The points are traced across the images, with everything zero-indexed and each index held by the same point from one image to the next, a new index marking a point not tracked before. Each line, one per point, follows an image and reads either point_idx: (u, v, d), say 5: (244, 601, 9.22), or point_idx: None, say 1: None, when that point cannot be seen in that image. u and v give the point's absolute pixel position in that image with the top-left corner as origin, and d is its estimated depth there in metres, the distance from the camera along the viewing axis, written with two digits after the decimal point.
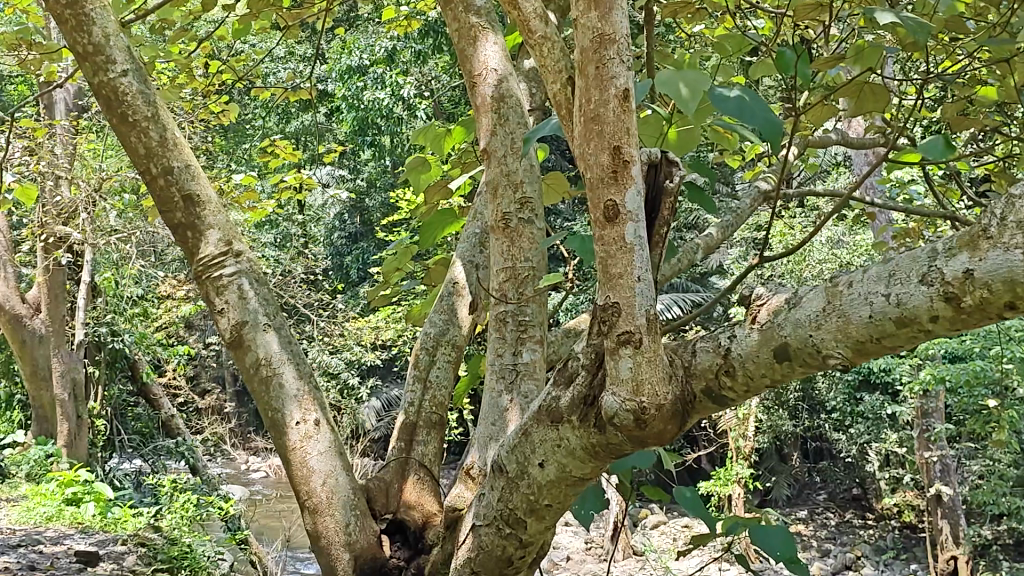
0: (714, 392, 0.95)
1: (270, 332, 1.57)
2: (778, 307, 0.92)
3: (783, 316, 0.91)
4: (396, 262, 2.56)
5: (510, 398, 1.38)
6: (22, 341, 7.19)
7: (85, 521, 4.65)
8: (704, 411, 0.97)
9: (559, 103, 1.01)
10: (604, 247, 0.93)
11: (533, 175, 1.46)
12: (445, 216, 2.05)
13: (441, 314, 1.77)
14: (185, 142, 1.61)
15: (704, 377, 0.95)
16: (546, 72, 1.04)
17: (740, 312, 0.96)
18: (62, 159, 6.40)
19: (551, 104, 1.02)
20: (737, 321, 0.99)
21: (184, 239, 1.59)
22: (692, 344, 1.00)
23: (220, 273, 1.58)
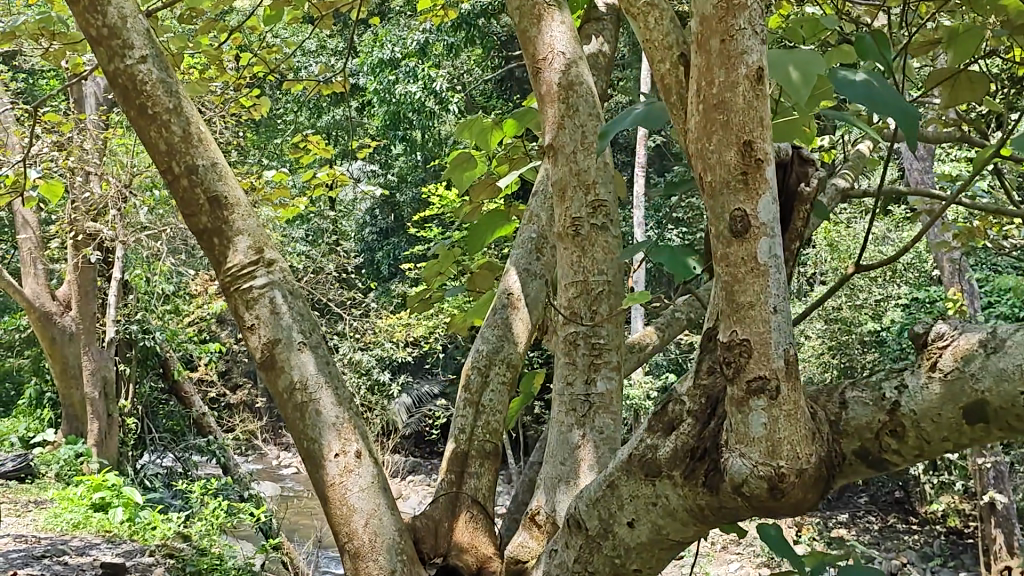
0: (870, 453, 0.86)
1: (305, 351, 1.39)
2: (967, 351, 0.81)
3: (975, 364, 0.80)
4: (439, 266, 2.39)
5: (582, 433, 1.20)
6: (52, 338, 7.13)
7: (115, 529, 4.57)
8: (854, 473, 0.88)
9: (667, 85, 0.88)
10: (728, 271, 0.74)
11: (607, 175, 1.26)
12: (496, 218, 1.88)
13: (494, 329, 1.59)
14: (211, 139, 1.43)
15: (860, 435, 0.86)
16: (653, 46, 0.92)
17: (914, 355, 0.85)
18: (92, 154, 6.30)
19: (658, 84, 0.90)
20: (901, 367, 0.89)
21: (209, 246, 1.41)
22: (841, 390, 0.91)
23: (250, 285, 1.40)
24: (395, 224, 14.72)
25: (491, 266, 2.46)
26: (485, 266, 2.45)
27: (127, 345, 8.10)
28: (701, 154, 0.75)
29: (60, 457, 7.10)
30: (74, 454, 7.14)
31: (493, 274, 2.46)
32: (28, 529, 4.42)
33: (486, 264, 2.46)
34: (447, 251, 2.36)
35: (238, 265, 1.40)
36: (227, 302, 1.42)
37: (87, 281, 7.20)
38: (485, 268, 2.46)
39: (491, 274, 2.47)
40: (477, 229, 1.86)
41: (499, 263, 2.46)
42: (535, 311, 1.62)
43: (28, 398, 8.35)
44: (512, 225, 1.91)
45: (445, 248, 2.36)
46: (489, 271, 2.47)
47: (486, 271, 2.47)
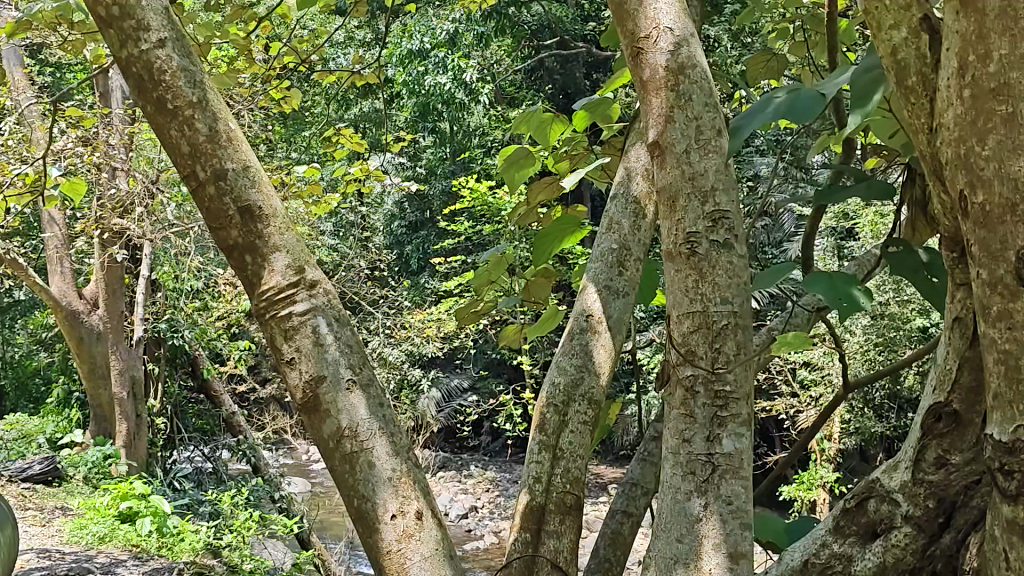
0: None
1: (355, 393, 1.17)
2: None
3: None
4: (489, 271, 2.18)
5: (704, 503, 0.95)
6: (79, 338, 7.02)
7: (144, 543, 4.49)
8: None
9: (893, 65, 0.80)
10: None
11: (731, 181, 1.02)
12: (568, 221, 1.62)
13: (571, 359, 1.35)
14: (241, 138, 1.21)
15: None
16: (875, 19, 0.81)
17: None
18: (117, 150, 6.15)
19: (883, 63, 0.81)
20: None
21: (241, 266, 1.19)
22: None
23: (288, 313, 1.17)
24: (423, 217, 14.57)
25: (546, 274, 2.21)
26: (539, 274, 2.21)
27: (156, 344, 7.98)
28: (969, 162, 0.71)
29: (88, 459, 7.00)
30: (102, 456, 7.04)
31: (548, 282, 2.22)
32: (53, 543, 4.37)
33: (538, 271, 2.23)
34: (499, 254, 2.14)
35: (273, 288, 1.18)
36: (264, 332, 1.20)
37: (114, 279, 7.05)
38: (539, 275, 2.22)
39: (547, 282, 2.22)
40: (543, 237, 1.62)
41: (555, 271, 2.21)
42: (618, 335, 1.38)
43: (56, 398, 8.25)
44: (582, 234, 1.64)
45: (497, 251, 2.15)
46: (543, 278, 2.22)
47: (541, 279, 2.22)
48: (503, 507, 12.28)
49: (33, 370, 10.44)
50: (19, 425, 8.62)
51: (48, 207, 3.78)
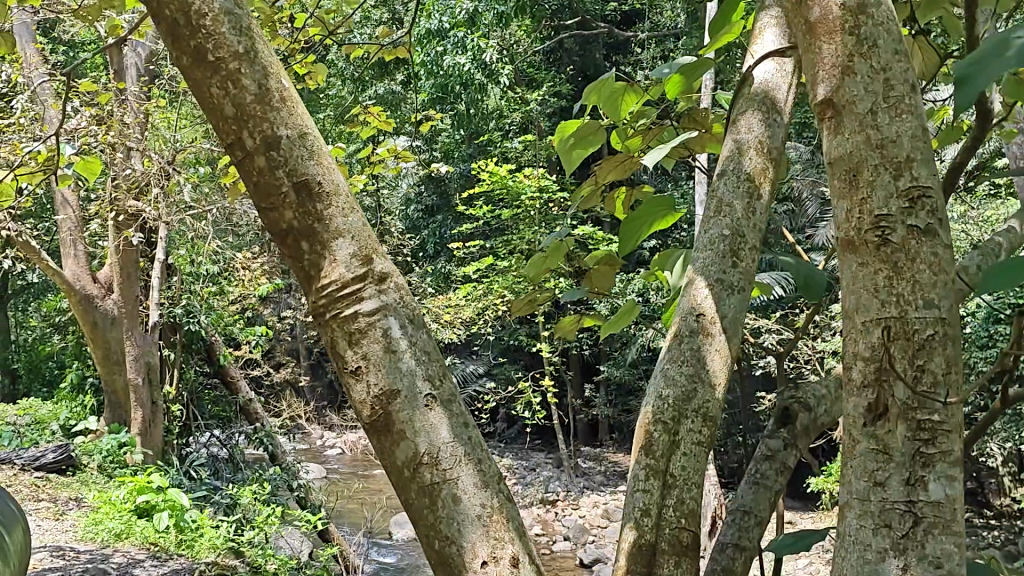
0: None
1: (436, 410, 0.96)
2: None
3: None
4: (548, 259, 1.93)
5: (905, 566, 0.73)
6: (93, 324, 6.82)
7: (161, 541, 4.37)
8: None
9: None
10: None
11: (929, 150, 0.80)
12: (662, 201, 1.39)
13: (682, 366, 1.13)
14: (298, 99, 1.00)
15: None
16: None
17: None
18: (133, 129, 5.97)
19: None
20: None
21: (297, 255, 0.98)
22: None
23: (355, 313, 0.96)
24: (440, 201, 14.38)
25: (609, 257, 1.99)
26: (605, 257, 1.98)
27: (171, 330, 7.81)
28: None
29: (102, 447, 6.86)
30: (117, 444, 6.90)
31: (613, 265, 2.00)
32: (67, 539, 4.24)
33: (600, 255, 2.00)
34: (560, 241, 1.89)
35: (332, 278, 0.97)
36: (321, 335, 0.99)
37: (129, 263, 6.85)
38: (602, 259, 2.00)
39: (612, 265, 2.00)
40: (631, 221, 1.39)
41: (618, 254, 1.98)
42: (733, 340, 1.17)
43: (70, 383, 8.09)
44: (676, 217, 1.42)
45: (559, 238, 1.89)
46: (606, 262, 2.00)
47: (605, 262, 2.00)
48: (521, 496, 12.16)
49: (46, 353, 10.32)
50: (32, 411, 8.49)
51: (62, 186, 3.60)
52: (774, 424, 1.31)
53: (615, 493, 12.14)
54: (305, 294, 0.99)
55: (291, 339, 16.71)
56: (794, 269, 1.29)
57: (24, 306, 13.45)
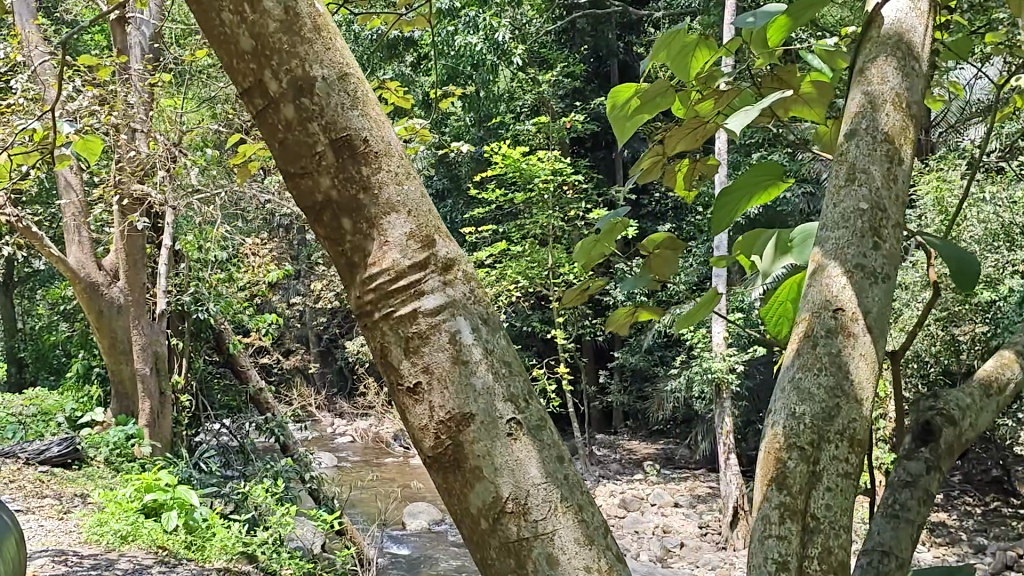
0: None
1: (523, 441, 0.72)
2: None
3: None
4: (601, 242, 1.66)
5: None
6: (99, 312, 6.57)
7: (170, 545, 4.23)
8: None
9: None
10: None
11: None
12: (767, 168, 1.14)
13: (819, 376, 0.89)
14: (332, 30, 0.76)
15: None
16: None
17: None
18: (137, 110, 5.75)
19: None
20: None
21: (338, 236, 0.75)
22: None
23: (415, 313, 0.73)
24: (452, 185, 14.13)
25: (666, 240, 1.71)
26: (662, 241, 1.71)
27: (179, 318, 7.58)
28: None
29: (108, 439, 6.67)
30: (124, 436, 6.71)
31: (671, 250, 1.72)
32: (72, 542, 4.10)
33: (652, 241, 1.73)
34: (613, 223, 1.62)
35: (379, 265, 0.74)
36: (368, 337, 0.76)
37: (135, 248, 6.62)
38: (657, 242, 1.73)
39: (670, 250, 1.72)
40: (729, 192, 1.14)
41: (677, 236, 1.71)
42: (878, 343, 0.93)
43: (76, 374, 7.90)
44: (781, 189, 1.17)
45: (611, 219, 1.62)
46: (664, 246, 1.72)
47: (662, 247, 1.73)
48: None
49: (52, 342, 10.15)
50: (38, 401, 8.32)
51: (61, 168, 3.38)
52: (911, 443, 1.07)
53: (631, 481, 11.94)
54: (347, 286, 0.76)
55: (301, 326, 16.57)
56: (939, 252, 1.05)
57: (31, 294, 13.30)
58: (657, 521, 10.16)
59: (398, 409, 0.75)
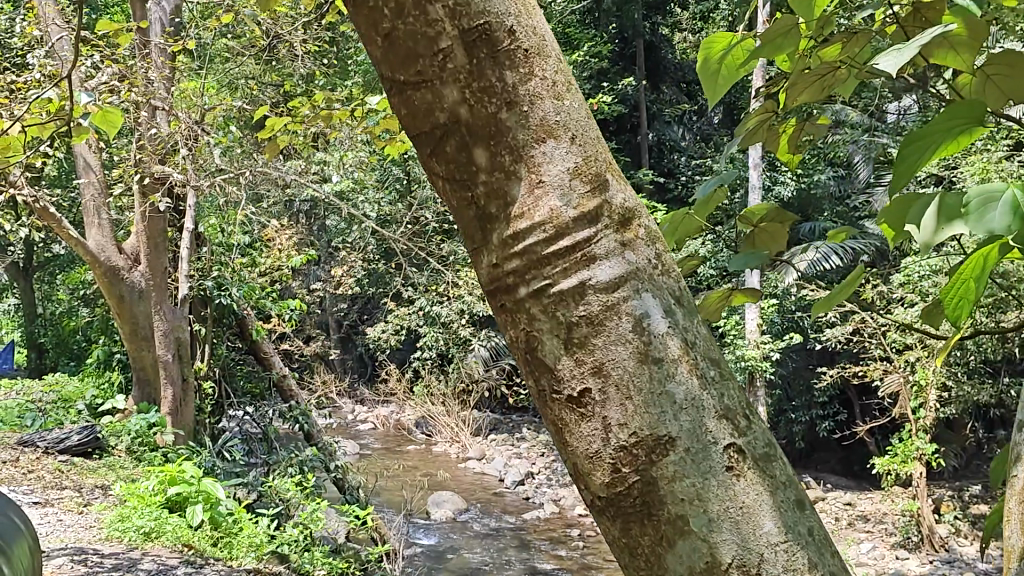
0: None
1: (748, 478, 0.67)
2: None
3: None
4: (696, 215, 1.34)
5: None
6: (119, 297, 6.39)
7: (197, 543, 4.05)
8: None
9: None
10: None
11: None
12: (964, 109, 0.81)
13: None
14: None
15: None
16: None
17: None
18: (158, 87, 5.55)
19: None
20: None
21: (482, 181, 0.71)
22: None
23: (577, 284, 0.68)
24: None
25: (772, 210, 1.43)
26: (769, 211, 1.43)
27: (202, 303, 7.39)
28: None
29: (130, 428, 6.49)
30: (146, 425, 6.52)
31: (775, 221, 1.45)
32: (91, 539, 3.93)
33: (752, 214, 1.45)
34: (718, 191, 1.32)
35: (532, 211, 0.69)
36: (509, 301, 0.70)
37: (156, 231, 6.49)
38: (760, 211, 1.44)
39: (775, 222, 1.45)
40: (905, 146, 0.83)
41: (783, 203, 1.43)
42: None
43: (96, 360, 7.71)
44: (981, 136, 0.84)
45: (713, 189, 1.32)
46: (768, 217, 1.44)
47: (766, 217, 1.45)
48: (561, 474, 11.85)
49: (72, 328, 10.01)
50: (58, 388, 8.17)
51: (77, 142, 3.16)
52: None
53: None
54: (487, 237, 0.71)
55: (321, 312, 16.41)
56: None
57: (50, 278, 13.15)
58: None
59: (559, 420, 0.70)
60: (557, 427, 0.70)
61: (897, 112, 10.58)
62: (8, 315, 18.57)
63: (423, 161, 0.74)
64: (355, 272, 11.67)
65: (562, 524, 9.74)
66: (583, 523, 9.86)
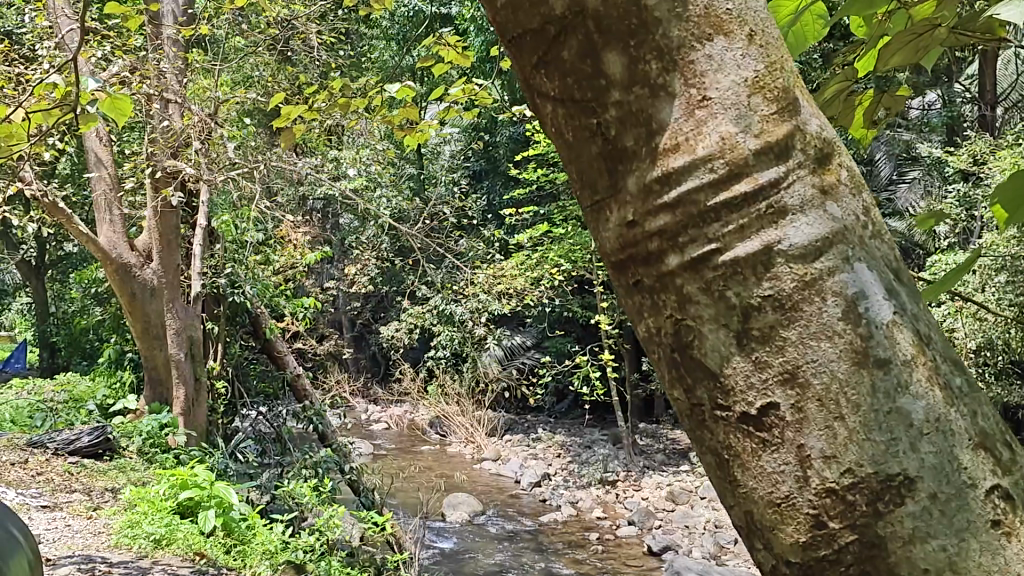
0: None
1: (1022, 538, 0.62)
2: None
3: None
4: None
5: None
6: (130, 294, 6.24)
7: (208, 551, 3.91)
8: None
9: None
10: None
11: None
12: None
13: None
14: None
15: None
16: None
17: None
18: (171, 79, 5.41)
19: None
20: None
21: (630, 117, 0.67)
22: None
23: (749, 230, 0.65)
24: (490, 167, 13.74)
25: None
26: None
27: (214, 300, 7.25)
28: None
29: (141, 429, 6.35)
30: (157, 426, 6.39)
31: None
32: (99, 547, 3.80)
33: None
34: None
35: (682, 131, 0.66)
36: (636, 273, 0.68)
37: (168, 228, 6.35)
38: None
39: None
40: None
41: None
42: None
43: (108, 359, 7.60)
44: None
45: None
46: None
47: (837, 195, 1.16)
48: (578, 475, 11.68)
49: (83, 327, 9.91)
50: (69, 387, 8.07)
51: (84, 129, 3.02)
52: None
53: (677, 473, 11.53)
54: (619, 174, 0.68)
55: (334, 311, 16.28)
56: None
57: (63, 277, 13.08)
58: (708, 516, 9.78)
59: (734, 448, 0.66)
60: (730, 456, 0.66)
61: (920, 108, 10.39)
62: (21, 314, 18.57)
63: (536, 71, 0.72)
64: (368, 271, 11.53)
65: (580, 528, 9.58)
66: (601, 526, 9.69)
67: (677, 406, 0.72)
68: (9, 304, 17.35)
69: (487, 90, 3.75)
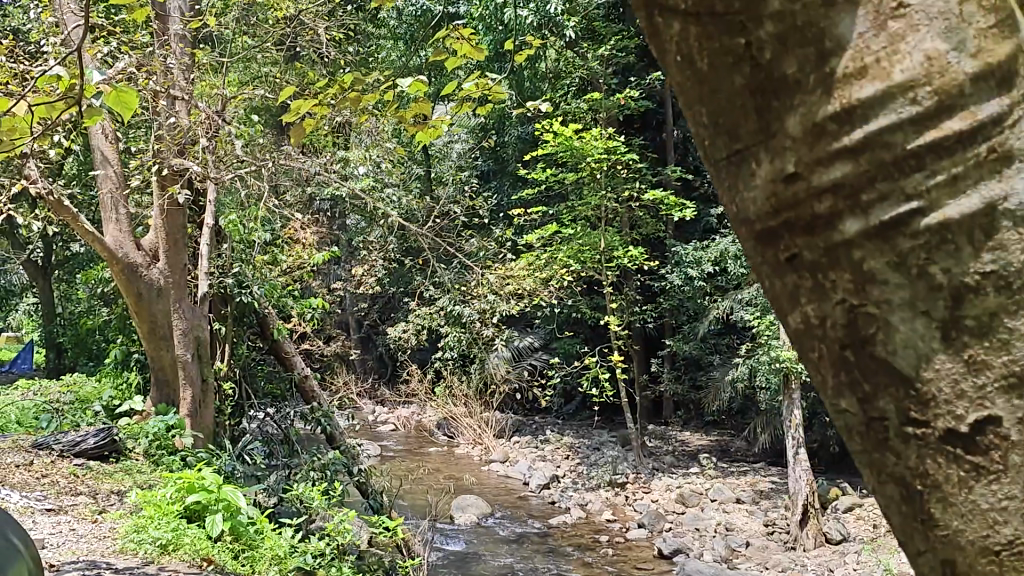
0: None
1: None
2: None
3: None
4: None
5: None
6: (137, 294, 6.15)
7: (216, 557, 3.82)
8: None
9: None
10: None
11: None
12: None
13: None
14: None
15: None
16: None
17: None
18: (179, 75, 5.34)
19: None
20: None
21: (805, 39, 0.58)
22: None
23: (958, 170, 0.55)
24: (497, 167, 13.65)
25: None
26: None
27: (222, 301, 7.11)
28: None
29: (148, 430, 6.28)
30: (164, 427, 6.32)
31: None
32: (102, 552, 3.72)
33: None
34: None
35: (871, 51, 0.57)
36: (798, 238, 0.60)
37: (175, 228, 6.25)
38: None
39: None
40: None
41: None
42: None
43: (114, 359, 7.53)
44: None
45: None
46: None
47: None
48: (587, 477, 11.58)
49: (89, 327, 9.85)
50: (76, 388, 8.01)
51: (89, 122, 2.93)
52: None
53: (687, 475, 11.43)
54: (779, 110, 0.59)
55: (341, 312, 16.21)
56: None
57: (69, 277, 13.04)
58: (719, 519, 9.67)
59: (933, 476, 0.59)
60: (925, 484, 0.60)
61: None
62: (28, 315, 18.53)
63: None
64: (376, 272, 11.45)
65: (590, 530, 9.48)
66: (611, 528, 9.59)
67: (842, 414, 0.65)
68: (15, 305, 17.33)
69: (501, 84, 3.62)
